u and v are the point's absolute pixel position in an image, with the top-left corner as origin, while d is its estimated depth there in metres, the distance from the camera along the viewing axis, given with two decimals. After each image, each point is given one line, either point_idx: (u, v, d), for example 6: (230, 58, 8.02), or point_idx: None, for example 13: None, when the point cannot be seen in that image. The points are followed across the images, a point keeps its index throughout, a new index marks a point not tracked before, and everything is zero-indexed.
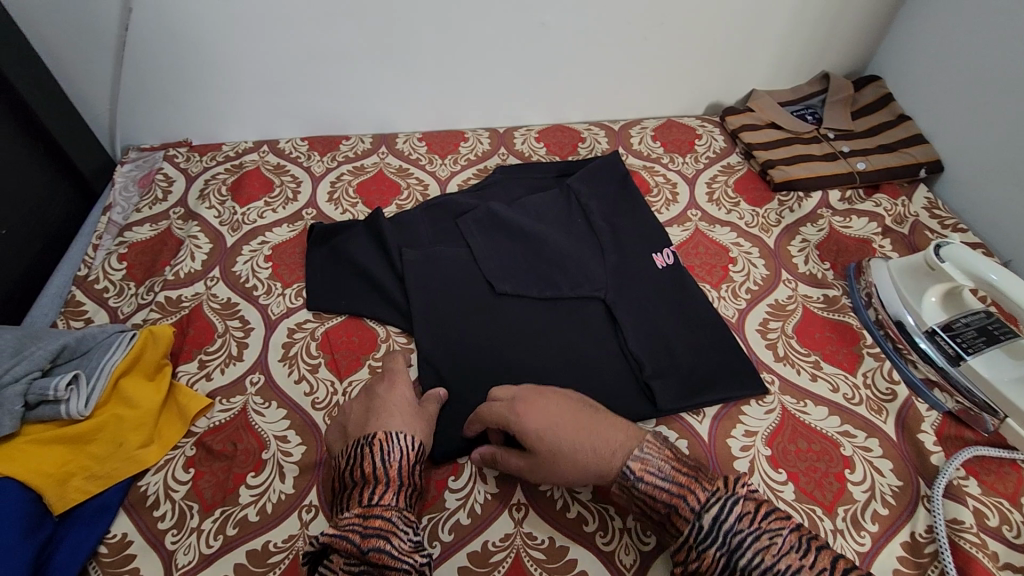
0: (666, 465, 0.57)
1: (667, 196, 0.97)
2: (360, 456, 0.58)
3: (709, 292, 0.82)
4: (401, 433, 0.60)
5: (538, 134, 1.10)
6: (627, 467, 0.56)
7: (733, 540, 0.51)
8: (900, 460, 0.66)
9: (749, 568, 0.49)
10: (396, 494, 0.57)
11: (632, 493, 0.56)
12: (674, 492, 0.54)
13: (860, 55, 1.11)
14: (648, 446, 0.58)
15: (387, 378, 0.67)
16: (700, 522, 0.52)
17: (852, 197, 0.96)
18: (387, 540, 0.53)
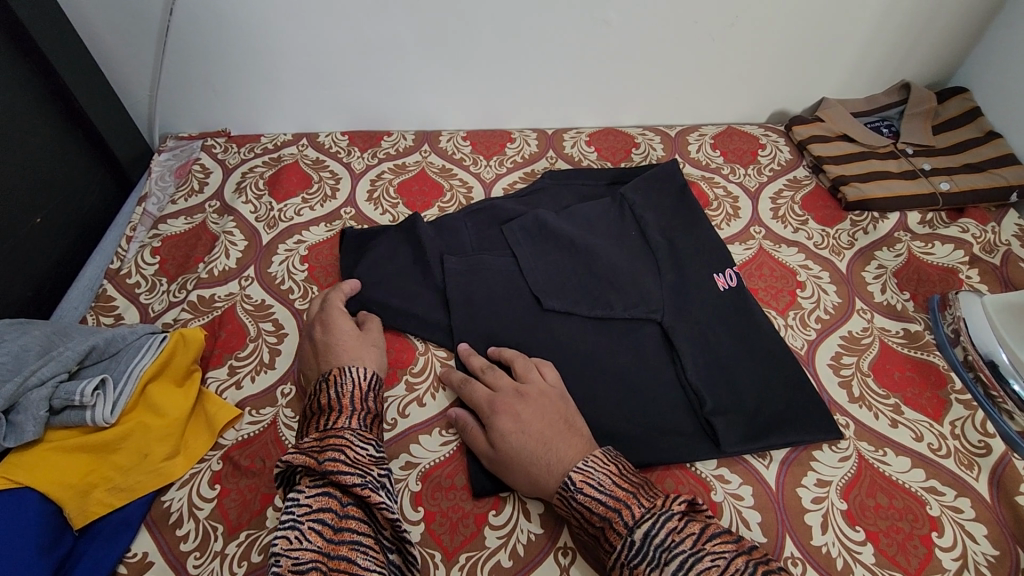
0: (608, 479, 0.54)
1: (728, 210, 0.90)
2: (317, 393, 0.60)
3: (775, 319, 0.75)
4: (353, 366, 0.62)
5: (589, 138, 1.04)
6: (568, 479, 0.54)
7: (667, 562, 0.47)
8: (995, 525, 0.58)
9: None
10: (351, 418, 0.58)
11: (570, 504, 0.53)
12: (609, 506, 0.51)
13: (945, 65, 1.02)
14: (593, 459, 0.55)
15: (321, 320, 0.68)
16: (633, 538, 0.49)
17: (933, 220, 0.87)
18: (341, 452, 0.54)
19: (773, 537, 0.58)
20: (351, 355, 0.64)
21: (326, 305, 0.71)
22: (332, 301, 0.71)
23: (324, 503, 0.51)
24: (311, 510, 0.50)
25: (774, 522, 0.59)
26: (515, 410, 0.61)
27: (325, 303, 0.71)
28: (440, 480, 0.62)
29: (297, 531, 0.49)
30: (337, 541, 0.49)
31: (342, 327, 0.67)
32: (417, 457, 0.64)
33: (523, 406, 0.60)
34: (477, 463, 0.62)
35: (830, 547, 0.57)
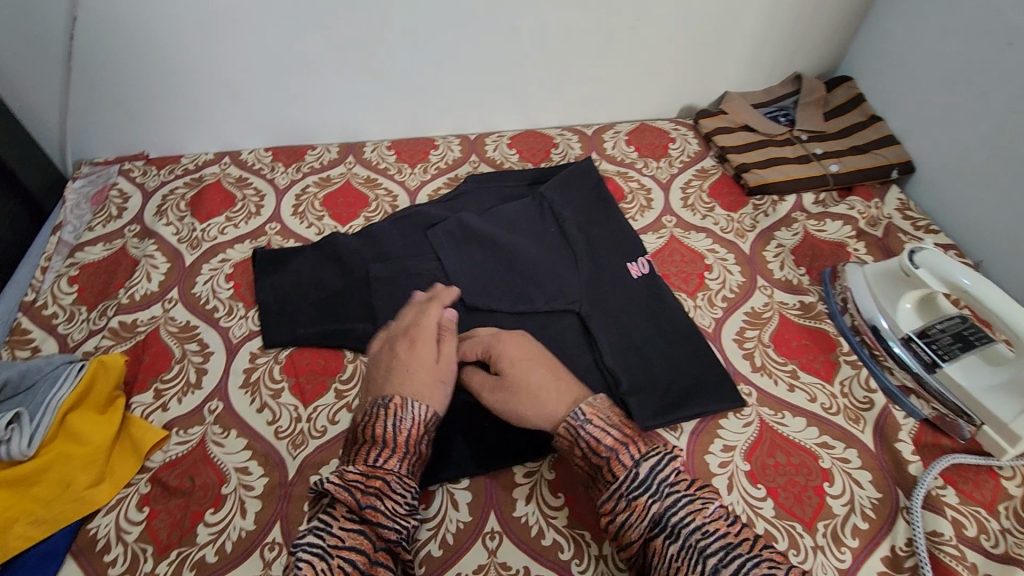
0: (616, 418, 0.59)
1: (641, 202, 0.96)
2: (376, 416, 0.59)
3: (685, 301, 0.81)
4: (418, 400, 0.61)
5: (510, 141, 1.07)
6: (578, 410, 0.59)
7: (666, 495, 0.53)
8: (879, 471, 0.64)
9: (680, 526, 0.51)
10: (399, 460, 0.57)
11: (578, 434, 0.58)
12: (619, 440, 0.56)
13: (832, 56, 1.10)
14: (602, 400, 0.61)
15: (408, 337, 0.66)
16: (639, 470, 0.54)
17: (826, 199, 0.95)
18: (382, 500, 0.54)
19: None
20: (413, 387, 0.62)
21: (416, 324, 0.68)
22: (423, 320, 0.68)
23: (357, 544, 0.52)
24: (342, 544, 0.51)
25: None
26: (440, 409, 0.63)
27: (414, 321, 0.69)
28: None
29: (329, 563, 0.50)
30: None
31: (421, 356, 0.64)
32: None
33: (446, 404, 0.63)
34: None
35: (736, 505, 0.62)
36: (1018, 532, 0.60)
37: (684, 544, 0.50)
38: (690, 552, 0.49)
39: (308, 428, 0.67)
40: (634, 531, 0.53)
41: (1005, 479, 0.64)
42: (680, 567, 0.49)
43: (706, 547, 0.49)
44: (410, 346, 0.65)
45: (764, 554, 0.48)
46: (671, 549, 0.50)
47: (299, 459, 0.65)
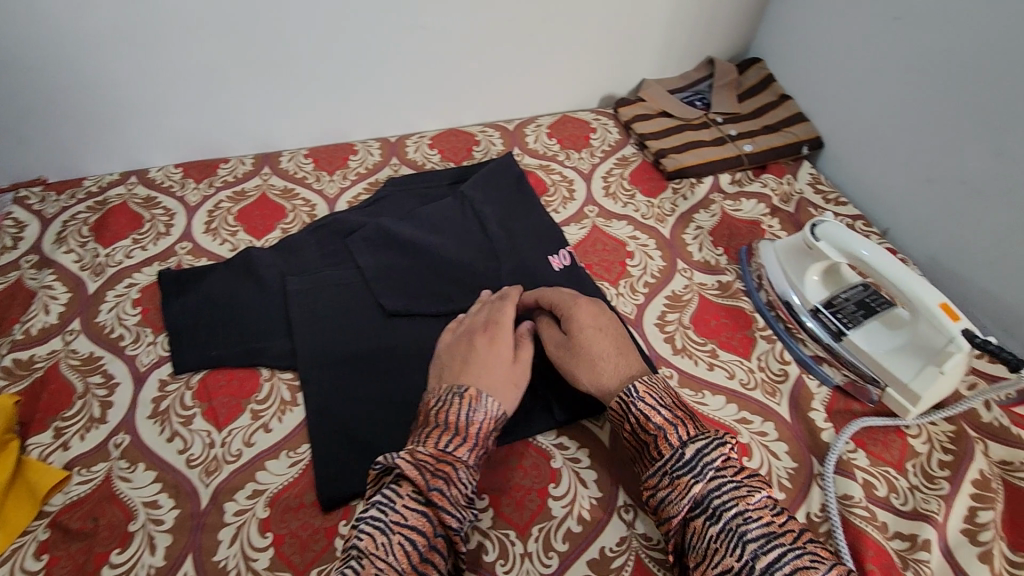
0: (668, 399, 0.59)
1: (563, 194, 0.96)
2: (450, 403, 0.59)
3: (607, 290, 0.82)
4: (491, 395, 0.61)
5: (431, 141, 1.06)
6: (632, 387, 0.60)
7: (711, 478, 0.53)
8: (794, 440, 0.66)
9: (722, 510, 0.52)
10: (469, 451, 0.57)
11: (629, 409, 0.59)
12: (668, 420, 0.57)
13: (741, 39, 1.13)
14: (656, 378, 0.61)
15: (487, 331, 0.67)
16: (685, 450, 0.55)
17: (741, 178, 0.97)
18: (449, 487, 0.54)
19: (606, 491, 0.63)
20: (489, 382, 0.62)
21: (495, 320, 0.68)
22: (502, 316, 0.68)
23: (418, 526, 0.52)
24: (404, 524, 0.51)
25: (608, 478, 0.64)
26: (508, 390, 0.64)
27: (492, 317, 0.69)
28: (288, 502, 0.62)
29: (389, 539, 0.50)
30: (420, 565, 0.51)
31: (501, 353, 0.64)
32: (265, 483, 0.63)
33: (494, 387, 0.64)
34: (325, 477, 0.63)
35: None
36: (927, 488, 0.62)
37: (724, 527, 0.51)
38: (731, 535, 0.50)
39: (222, 453, 0.65)
40: (675, 508, 0.54)
41: (912, 437, 0.66)
42: (720, 549, 0.50)
43: (746, 533, 0.50)
44: (492, 339, 0.66)
45: (808, 546, 0.49)
46: (711, 532, 0.51)
47: (212, 486, 0.62)
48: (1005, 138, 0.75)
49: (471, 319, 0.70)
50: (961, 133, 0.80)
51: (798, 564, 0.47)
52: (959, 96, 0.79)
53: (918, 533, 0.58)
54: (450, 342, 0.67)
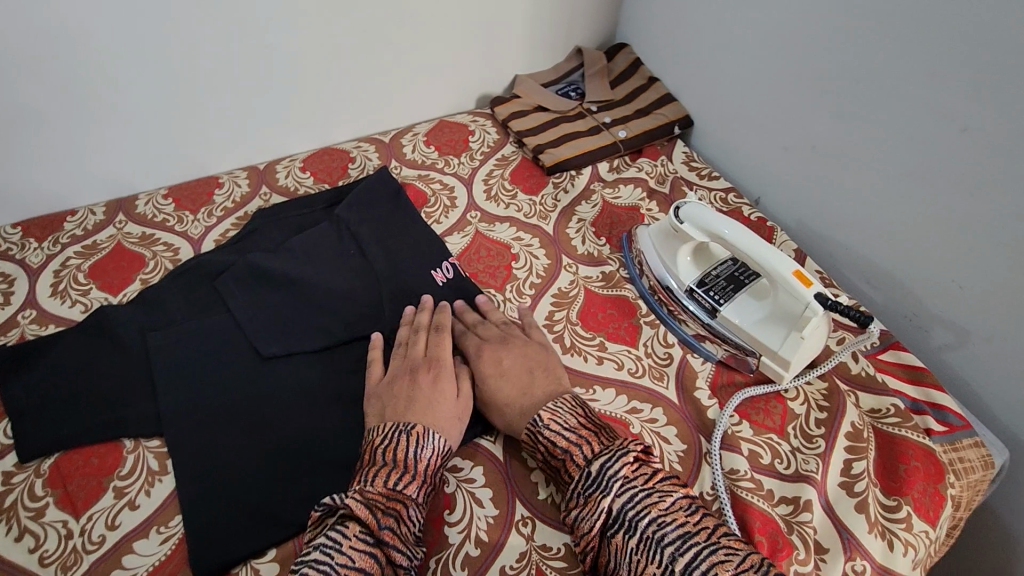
0: (574, 418, 0.60)
1: (444, 203, 0.94)
2: (397, 442, 0.59)
3: (494, 297, 0.80)
4: (437, 431, 0.61)
5: (302, 163, 1.01)
6: (538, 415, 0.61)
7: (620, 491, 0.54)
8: (682, 422, 0.67)
9: (637, 520, 0.52)
10: (417, 488, 0.58)
11: (538, 437, 0.60)
12: (573, 441, 0.58)
13: (606, 26, 1.14)
14: (563, 401, 0.62)
15: (432, 369, 0.66)
16: (591, 468, 0.56)
17: (619, 165, 0.98)
18: (399, 525, 0.55)
19: (504, 506, 0.62)
20: (437, 419, 0.62)
21: (434, 352, 0.68)
22: (441, 346, 0.69)
23: (369, 566, 0.52)
24: (354, 566, 0.51)
25: (503, 493, 0.63)
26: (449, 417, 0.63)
27: (430, 347, 0.69)
28: None
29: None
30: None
31: (445, 388, 0.65)
32: (132, 567, 0.59)
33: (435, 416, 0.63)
34: (199, 548, 0.60)
35: (554, 494, 0.63)
36: (807, 448, 0.64)
37: (641, 537, 0.52)
38: (648, 544, 0.51)
39: (80, 543, 0.61)
40: (589, 525, 0.54)
41: (791, 401, 0.68)
42: (641, 560, 0.51)
43: (663, 539, 0.51)
44: (436, 377, 0.65)
45: (721, 541, 0.51)
46: (631, 544, 0.52)
47: None
48: (837, 100, 0.77)
49: (409, 347, 0.69)
50: (799, 98, 0.82)
51: (713, 560, 0.49)
52: (792, 63, 0.82)
53: (801, 495, 0.60)
54: (390, 377, 0.67)
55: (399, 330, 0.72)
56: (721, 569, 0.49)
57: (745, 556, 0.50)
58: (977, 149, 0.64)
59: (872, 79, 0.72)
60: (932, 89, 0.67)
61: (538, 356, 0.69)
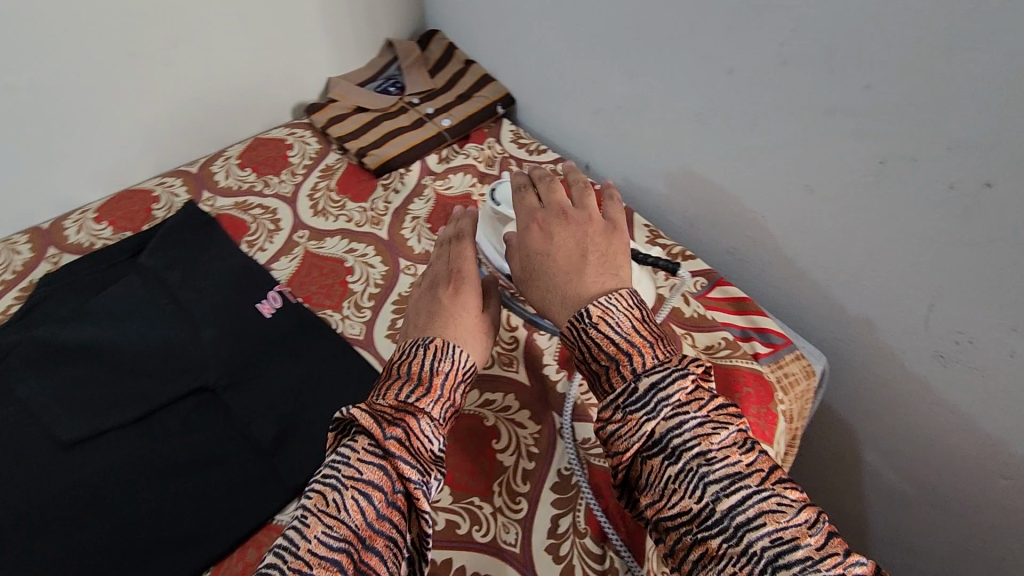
0: (627, 323, 0.53)
1: (268, 227, 0.87)
2: (412, 355, 0.53)
3: (331, 317, 0.75)
4: (458, 345, 0.55)
5: (97, 214, 0.89)
6: (585, 311, 0.53)
7: (667, 414, 0.47)
8: (535, 403, 0.66)
9: (681, 449, 0.46)
10: (433, 403, 0.50)
11: (581, 335, 0.53)
12: (621, 348, 0.51)
13: (413, 15, 1.10)
14: (615, 297, 0.54)
15: (456, 278, 0.61)
16: (638, 384, 0.49)
17: (448, 155, 0.96)
18: (411, 441, 0.47)
19: None
20: (460, 329, 0.57)
21: (456, 265, 0.63)
22: (464, 255, 0.64)
23: (376, 480, 0.44)
24: (358, 478, 0.44)
25: None
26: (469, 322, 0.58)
27: (454, 260, 0.64)
28: None
29: (339, 495, 0.43)
30: (377, 523, 0.43)
31: (471, 301, 0.60)
32: None
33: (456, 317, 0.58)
34: None
35: None
36: None
37: (682, 466, 0.45)
38: (689, 476, 0.45)
39: None
40: (625, 445, 0.48)
41: None
42: (677, 489, 0.45)
43: (707, 474, 0.44)
44: (457, 289, 0.60)
45: (776, 486, 0.43)
46: (668, 471, 0.46)
47: None
48: (627, 58, 0.78)
49: (434, 263, 0.66)
50: (593, 62, 0.84)
51: (762, 508, 0.42)
52: (578, 28, 0.83)
53: None
54: (416, 291, 0.63)
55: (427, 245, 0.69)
56: (770, 518, 0.42)
57: (801, 508, 0.42)
58: (743, 87, 0.67)
59: (646, 33, 0.74)
60: (695, 36, 0.69)
61: (597, 242, 0.61)
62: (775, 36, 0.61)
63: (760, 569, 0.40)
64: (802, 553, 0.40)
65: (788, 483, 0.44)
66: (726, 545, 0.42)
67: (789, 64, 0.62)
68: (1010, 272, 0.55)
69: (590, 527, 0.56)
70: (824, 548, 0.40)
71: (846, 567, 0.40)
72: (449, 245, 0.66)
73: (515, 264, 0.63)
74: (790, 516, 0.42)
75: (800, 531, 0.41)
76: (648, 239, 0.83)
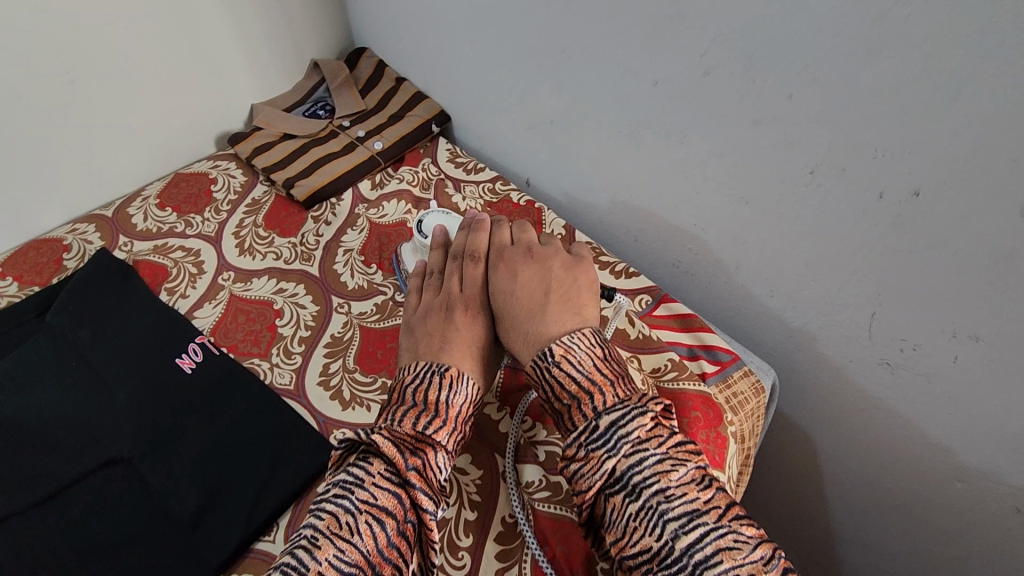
0: (590, 360, 0.51)
1: (189, 271, 0.81)
2: (427, 382, 0.54)
3: (258, 367, 0.71)
4: (468, 375, 0.55)
5: (1, 268, 0.82)
6: (548, 350, 0.52)
7: (627, 451, 0.45)
8: (477, 446, 0.63)
9: (642, 487, 0.44)
10: (449, 435, 0.51)
11: (544, 375, 0.52)
12: (583, 387, 0.49)
13: (339, 34, 1.06)
14: (580, 336, 0.53)
15: (461, 301, 0.61)
16: (598, 422, 0.47)
17: (381, 180, 0.92)
18: (426, 471, 0.49)
19: None
20: (469, 359, 0.57)
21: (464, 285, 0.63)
22: (478, 278, 0.63)
23: (390, 507, 0.46)
24: (376, 504, 0.46)
25: None
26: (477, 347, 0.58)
27: (464, 280, 0.64)
28: None
29: (354, 518, 0.45)
30: (387, 551, 0.45)
31: (478, 330, 0.60)
32: None
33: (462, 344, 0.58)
34: None
35: None
36: None
37: (643, 504, 0.43)
38: (649, 514, 0.43)
39: None
40: (586, 483, 0.46)
41: None
42: (638, 527, 0.43)
43: (667, 511, 0.43)
44: (464, 313, 0.60)
45: (733, 522, 0.42)
46: (630, 508, 0.44)
47: None
48: (554, 72, 0.76)
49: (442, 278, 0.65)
50: (522, 77, 0.81)
51: (719, 547, 0.41)
52: (504, 42, 0.80)
53: None
54: (423, 308, 0.62)
55: (431, 254, 0.69)
56: (727, 556, 0.40)
57: (756, 545, 0.41)
58: (670, 98, 0.65)
59: (569, 46, 0.71)
60: (616, 49, 0.66)
61: (563, 279, 0.60)
62: (694, 46, 0.59)
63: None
64: None
65: (744, 519, 0.43)
66: None
67: (712, 74, 0.59)
68: (946, 278, 0.53)
69: None
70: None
71: None
72: (459, 261, 0.66)
73: (484, 299, 0.62)
74: (746, 553, 0.40)
75: (756, 569, 0.40)
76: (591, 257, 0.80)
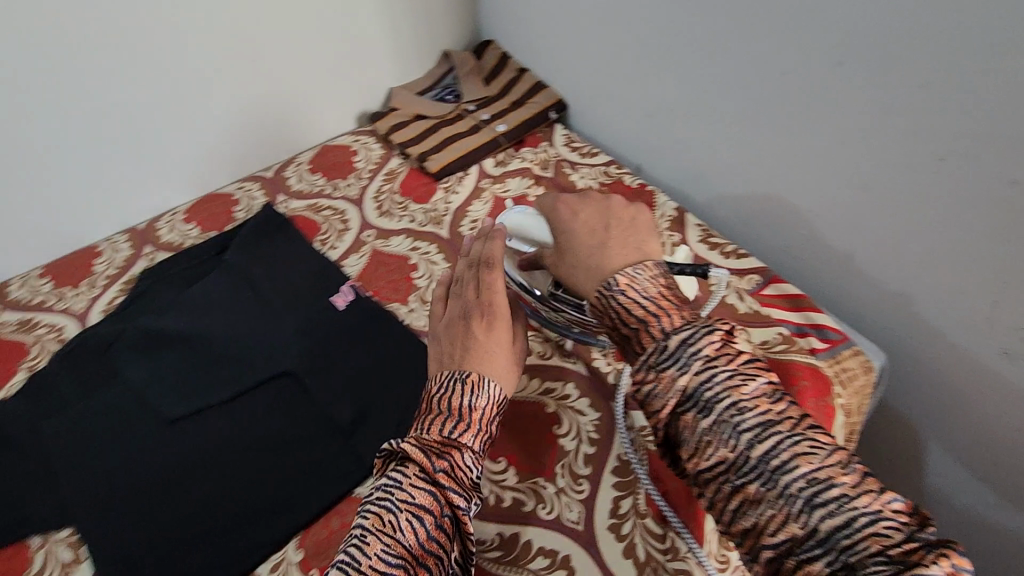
0: (655, 287, 0.51)
1: (338, 227, 0.93)
2: (452, 390, 0.52)
3: (399, 309, 0.80)
4: (492, 379, 0.53)
5: (186, 215, 0.98)
6: (613, 279, 0.52)
7: (700, 369, 0.45)
8: (593, 393, 0.69)
9: (715, 402, 0.44)
10: (474, 437, 0.50)
11: (610, 302, 0.51)
12: (649, 311, 0.49)
13: (469, 27, 1.16)
14: (643, 268, 0.52)
15: (487, 306, 0.57)
16: (668, 341, 0.46)
17: (504, 158, 1.00)
18: (455, 471, 0.48)
19: None
20: (488, 365, 0.54)
21: (483, 294, 0.58)
22: (494, 282, 0.58)
23: (426, 506, 0.46)
24: (414, 502, 0.46)
25: None
26: (500, 351, 0.55)
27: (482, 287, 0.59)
28: None
29: (395, 517, 0.46)
30: (429, 545, 0.45)
31: (501, 338, 0.56)
32: None
33: (490, 345, 0.55)
34: None
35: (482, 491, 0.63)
36: None
37: (715, 419, 0.44)
38: (723, 427, 0.44)
39: None
40: (659, 403, 0.46)
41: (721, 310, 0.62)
42: (711, 442, 0.44)
43: (741, 423, 0.43)
44: (488, 322, 0.56)
45: (808, 430, 0.43)
46: (703, 424, 0.44)
47: None
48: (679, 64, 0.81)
49: (460, 285, 0.61)
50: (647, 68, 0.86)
51: (797, 453, 0.42)
52: (632, 36, 0.86)
53: None
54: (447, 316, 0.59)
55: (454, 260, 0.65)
56: (804, 460, 0.41)
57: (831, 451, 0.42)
58: (799, 87, 0.69)
59: (699, 39, 0.77)
60: (747, 43, 0.71)
61: (620, 237, 0.56)
62: (829, 40, 0.63)
63: (799, 510, 0.41)
64: (838, 490, 0.40)
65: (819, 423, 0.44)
66: (762, 488, 0.42)
67: (846, 66, 0.63)
68: None
69: (651, 508, 0.59)
70: (859, 486, 0.40)
71: (883, 503, 0.40)
72: (476, 269, 0.61)
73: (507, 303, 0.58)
74: (823, 457, 0.41)
75: (834, 471, 0.41)
76: (702, 238, 0.84)
